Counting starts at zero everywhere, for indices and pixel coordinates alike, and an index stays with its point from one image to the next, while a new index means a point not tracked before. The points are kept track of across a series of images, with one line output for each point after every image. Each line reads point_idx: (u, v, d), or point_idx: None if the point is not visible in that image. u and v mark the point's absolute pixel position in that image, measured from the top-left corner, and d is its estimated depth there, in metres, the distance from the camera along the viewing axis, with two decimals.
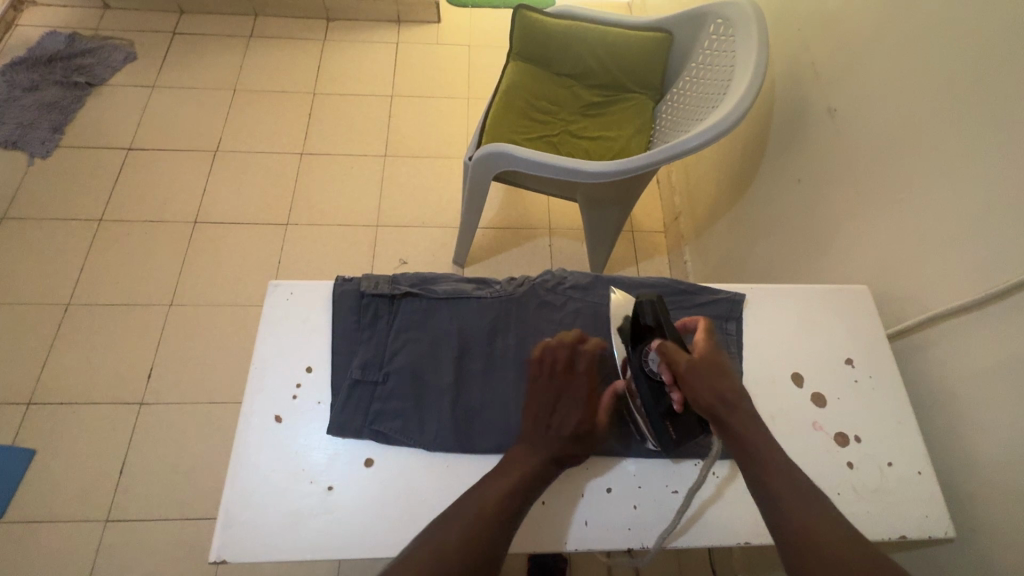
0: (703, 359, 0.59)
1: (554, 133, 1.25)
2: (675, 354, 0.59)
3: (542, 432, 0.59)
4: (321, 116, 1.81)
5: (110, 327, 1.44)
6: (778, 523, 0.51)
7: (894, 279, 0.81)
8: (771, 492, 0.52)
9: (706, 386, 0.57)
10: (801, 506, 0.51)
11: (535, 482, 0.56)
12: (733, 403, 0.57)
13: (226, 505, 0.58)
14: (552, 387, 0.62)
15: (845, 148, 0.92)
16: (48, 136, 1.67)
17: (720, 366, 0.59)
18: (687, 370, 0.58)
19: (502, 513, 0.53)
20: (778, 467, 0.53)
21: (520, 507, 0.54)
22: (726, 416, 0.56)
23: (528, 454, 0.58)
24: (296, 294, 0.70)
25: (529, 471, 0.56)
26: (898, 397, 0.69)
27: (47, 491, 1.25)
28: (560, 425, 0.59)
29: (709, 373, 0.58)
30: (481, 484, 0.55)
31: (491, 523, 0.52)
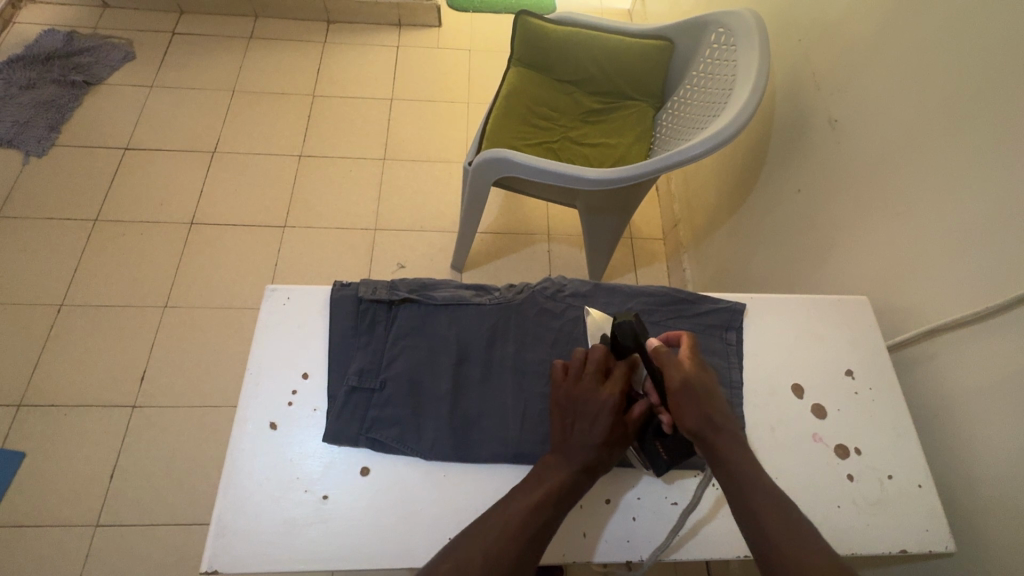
0: (697, 375, 0.58)
1: (554, 139, 1.25)
2: (669, 370, 0.57)
3: (574, 443, 0.56)
4: (320, 118, 1.80)
5: (104, 327, 1.42)
6: (767, 554, 0.49)
7: (893, 291, 0.81)
8: (754, 518, 0.52)
9: (694, 407, 0.56)
10: (788, 535, 0.50)
11: (567, 496, 0.54)
12: (718, 425, 0.56)
13: (219, 514, 0.57)
14: (581, 394, 0.58)
15: (845, 159, 0.92)
16: (45, 135, 1.66)
17: (708, 386, 0.58)
18: (680, 387, 0.57)
19: (528, 534, 0.51)
20: (764, 493, 0.53)
21: (549, 526, 0.52)
22: (713, 439, 0.55)
23: (557, 466, 0.55)
24: (293, 299, 0.69)
25: (555, 485, 0.54)
26: (898, 409, 0.69)
27: (37, 495, 1.23)
28: (594, 435, 0.56)
29: (701, 392, 0.57)
30: (506, 503, 0.53)
31: (517, 545, 0.50)
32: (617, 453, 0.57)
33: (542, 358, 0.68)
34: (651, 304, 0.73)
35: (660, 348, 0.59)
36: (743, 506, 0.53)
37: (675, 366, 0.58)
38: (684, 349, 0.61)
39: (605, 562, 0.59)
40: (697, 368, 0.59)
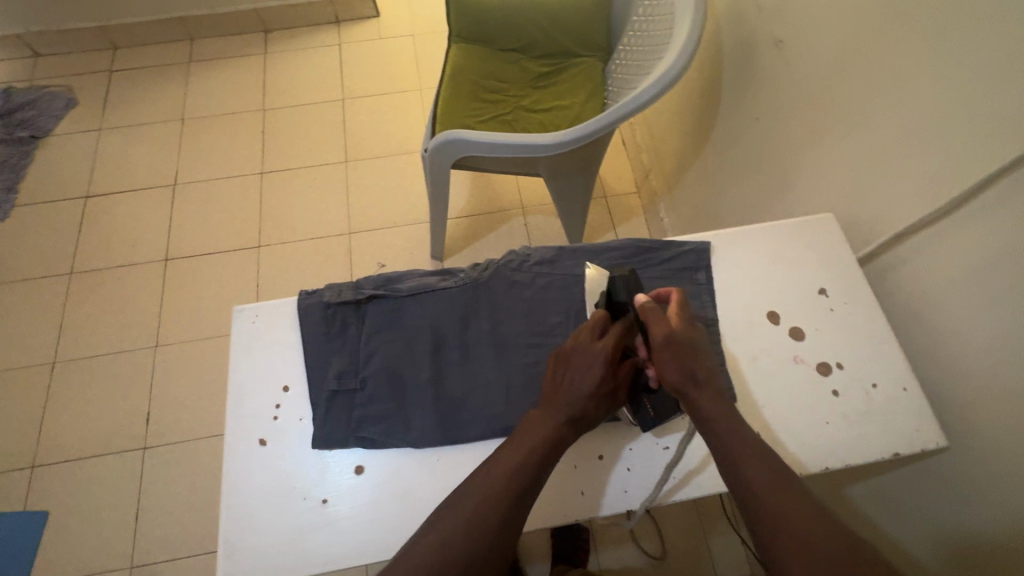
0: (683, 330, 0.58)
1: (507, 111, 1.22)
2: (653, 325, 0.58)
3: (568, 398, 0.56)
4: (275, 131, 1.78)
5: (100, 377, 1.43)
6: (750, 506, 0.50)
7: (858, 201, 0.81)
8: (739, 468, 0.52)
9: (677, 362, 0.56)
10: (770, 487, 0.50)
11: (556, 452, 0.55)
12: (699, 381, 0.56)
13: (225, 536, 0.58)
14: (583, 355, 0.58)
15: (797, 78, 0.91)
16: (4, 197, 1.64)
17: (696, 340, 0.58)
18: (664, 342, 0.56)
19: (511, 494, 0.51)
20: (743, 441, 0.53)
21: (536, 483, 0.53)
22: (693, 394, 0.56)
23: (548, 422, 0.56)
24: (261, 316, 0.69)
25: (541, 442, 0.54)
26: (874, 319, 0.69)
27: (67, 549, 1.25)
28: (585, 389, 0.56)
29: (688, 345, 0.57)
30: (490, 466, 0.53)
31: (500, 507, 0.50)
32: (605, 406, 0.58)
33: (520, 331, 0.68)
34: (618, 258, 0.73)
35: (651, 304, 0.59)
36: (726, 458, 0.53)
37: (660, 321, 0.58)
38: (674, 305, 0.61)
39: (604, 515, 0.61)
40: (686, 323, 0.59)
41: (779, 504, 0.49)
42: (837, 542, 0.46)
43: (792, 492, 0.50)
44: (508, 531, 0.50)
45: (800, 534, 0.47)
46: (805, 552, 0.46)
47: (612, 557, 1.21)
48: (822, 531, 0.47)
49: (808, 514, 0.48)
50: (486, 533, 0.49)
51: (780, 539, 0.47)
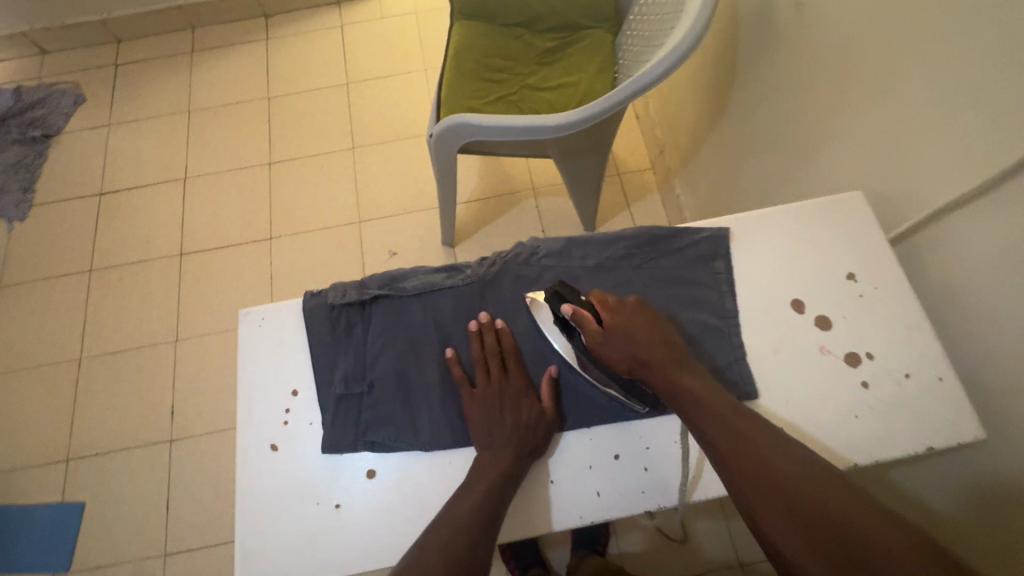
0: (608, 316, 0.61)
1: (513, 91, 1.16)
2: (585, 325, 0.60)
3: (495, 437, 0.59)
4: (280, 119, 1.75)
5: (125, 372, 1.46)
6: (751, 516, 0.49)
7: (886, 176, 0.76)
8: (728, 465, 0.52)
9: (621, 347, 0.59)
10: (768, 489, 0.49)
11: (508, 483, 0.56)
12: (645, 360, 0.58)
13: (242, 541, 0.58)
14: (492, 392, 0.62)
15: (819, 44, 0.85)
16: (22, 197, 1.66)
17: (630, 315, 0.61)
18: (596, 338, 0.60)
19: (480, 527, 0.52)
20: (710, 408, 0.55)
21: (499, 513, 0.54)
22: (648, 371, 0.58)
23: (494, 459, 0.57)
24: (267, 318, 0.68)
25: (497, 476, 0.56)
26: (906, 304, 0.65)
27: (104, 537, 1.30)
28: (512, 423, 0.59)
29: (625, 326, 0.60)
30: (454, 503, 0.54)
31: (471, 542, 0.51)
32: (543, 430, 0.60)
33: (529, 328, 0.66)
34: (631, 247, 0.70)
35: (575, 307, 0.61)
36: (722, 466, 0.52)
37: (589, 320, 0.60)
38: (595, 297, 0.64)
39: (623, 517, 0.59)
40: (614, 306, 0.62)
41: (778, 507, 0.48)
42: (843, 532, 0.45)
43: (790, 488, 0.49)
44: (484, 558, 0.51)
45: (805, 532, 0.46)
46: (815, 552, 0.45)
47: (633, 540, 1.21)
48: (828, 523, 0.46)
49: (808, 507, 0.47)
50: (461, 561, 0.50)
51: (789, 544, 0.47)
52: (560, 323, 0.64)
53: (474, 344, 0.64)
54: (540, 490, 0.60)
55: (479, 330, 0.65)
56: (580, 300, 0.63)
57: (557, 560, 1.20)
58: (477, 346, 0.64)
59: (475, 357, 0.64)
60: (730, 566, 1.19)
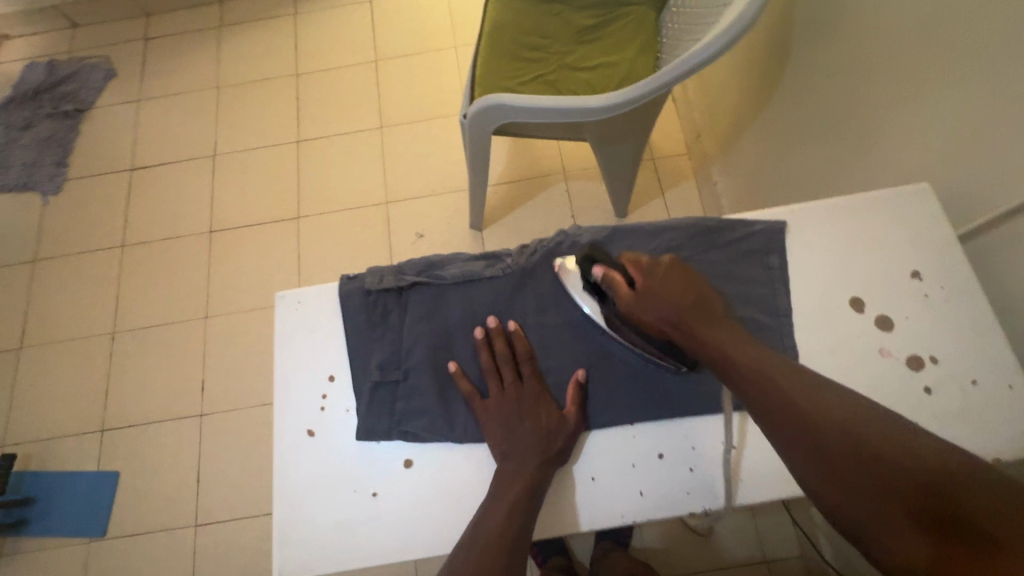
0: (646, 281, 0.59)
1: (549, 70, 1.12)
2: (617, 287, 0.59)
3: (513, 448, 0.57)
4: (308, 97, 1.73)
5: (156, 347, 1.48)
6: (795, 472, 0.48)
7: (958, 168, 0.70)
8: (730, 371, 0.53)
9: (656, 307, 0.57)
10: (811, 448, 0.48)
11: (534, 494, 0.55)
12: (681, 324, 0.56)
13: (279, 525, 0.58)
14: (507, 402, 0.60)
15: (885, 23, 0.79)
16: (55, 171, 1.68)
17: (665, 276, 0.59)
18: (632, 303, 0.58)
19: (510, 542, 0.51)
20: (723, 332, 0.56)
21: (527, 525, 0.53)
22: (682, 327, 0.56)
23: (519, 469, 0.56)
24: (304, 301, 0.67)
25: (520, 489, 0.54)
26: (976, 306, 0.61)
27: (137, 507, 1.34)
28: (530, 432, 0.58)
29: (658, 287, 0.58)
30: (479, 520, 0.53)
31: (504, 561, 0.50)
32: (564, 436, 0.58)
33: (569, 321, 0.65)
34: (679, 239, 0.67)
35: (606, 270, 0.60)
36: (727, 379, 0.54)
37: (620, 283, 0.59)
38: (629, 260, 0.61)
39: (667, 517, 0.58)
40: (646, 268, 0.60)
41: (823, 468, 0.46)
42: (890, 479, 0.44)
43: (834, 443, 0.47)
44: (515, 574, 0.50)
45: (814, 440, 0.47)
46: (862, 504, 0.44)
47: (656, 532, 1.20)
48: (874, 473, 0.44)
49: (852, 460, 0.45)
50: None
51: (835, 499, 0.46)
52: (591, 287, 0.62)
53: (482, 353, 0.62)
54: (581, 487, 0.59)
55: (486, 338, 0.63)
56: (612, 261, 0.61)
57: (580, 548, 1.19)
58: (487, 354, 0.62)
59: (485, 365, 0.62)
60: (756, 562, 1.17)
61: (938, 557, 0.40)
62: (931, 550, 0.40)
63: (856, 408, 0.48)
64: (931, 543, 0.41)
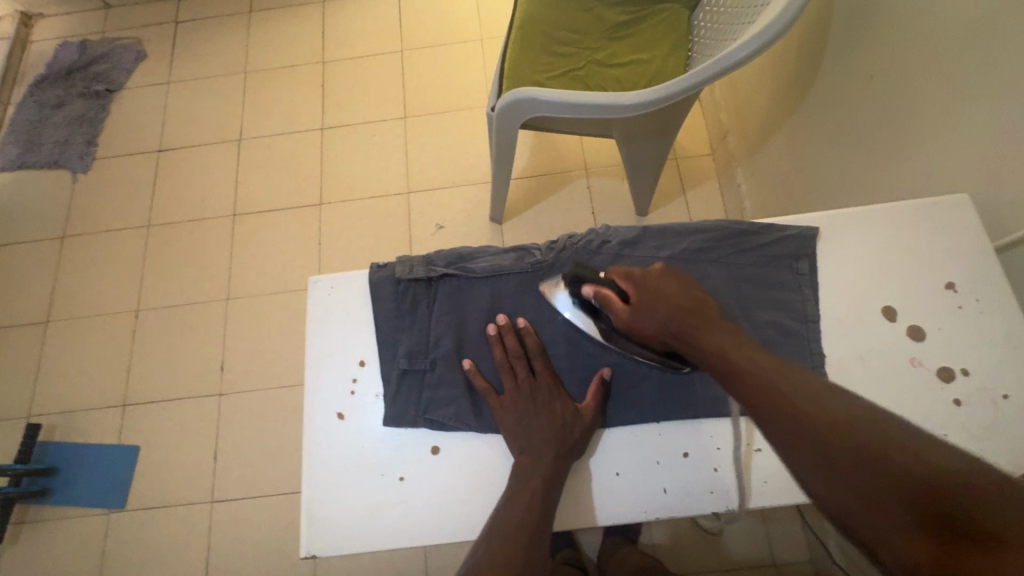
0: (637, 290, 0.58)
1: (579, 66, 1.12)
2: (609, 303, 0.59)
3: (528, 443, 0.58)
4: (334, 85, 1.74)
5: (178, 326, 1.51)
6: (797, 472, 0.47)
7: (1000, 179, 0.69)
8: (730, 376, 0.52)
9: (653, 317, 0.57)
10: (810, 443, 0.46)
11: (553, 487, 0.56)
12: (678, 330, 0.55)
13: (308, 504, 0.59)
14: (520, 397, 0.60)
15: (928, 31, 0.78)
16: (85, 150, 1.71)
17: (655, 283, 0.58)
18: (627, 317, 0.58)
19: (529, 534, 0.52)
20: (723, 335, 0.54)
21: (546, 517, 0.54)
22: (680, 333, 0.55)
23: (537, 464, 0.57)
24: (336, 287, 0.68)
25: (540, 482, 0.55)
26: (1011, 320, 0.60)
27: (157, 481, 1.37)
28: (545, 427, 0.58)
29: (652, 298, 0.57)
30: (499, 510, 0.55)
31: (524, 554, 0.52)
32: (580, 431, 0.59)
33: None
34: (710, 241, 0.67)
35: (595, 287, 0.60)
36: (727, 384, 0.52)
37: (612, 300, 0.58)
38: (618, 273, 0.61)
39: (688, 514, 0.59)
40: (635, 279, 0.59)
41: (827, 469, 0.44)
42: (893, 474, 0.42)
43: (831, 440, 0.45)
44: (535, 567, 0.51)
45: (818, 443, 0.45)
46: (865, 502, 0.42)
47: (666, 531, 1.20)
48: (872, 469, 0.43)
49: (854, 457, 0.44)
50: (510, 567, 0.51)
51: (839, 500, 0.44)
52: (582, 303, 0.62)
53: (496, 349, 0.63)
54: (605, 481, 0.59)
55: (498, 334, 0.63)
56: (600, 278, 0.61)
57: (589, 543, 1.20)
58: (499, 350, 0.63)
59: (499, 361, 0.62)
60: (766, 567, 1.17)
61: (940, 552, 0.38)
62: (931, 549, 0.38)
63: (855, 404, 0.47)
64: (936, 544, 0.38)
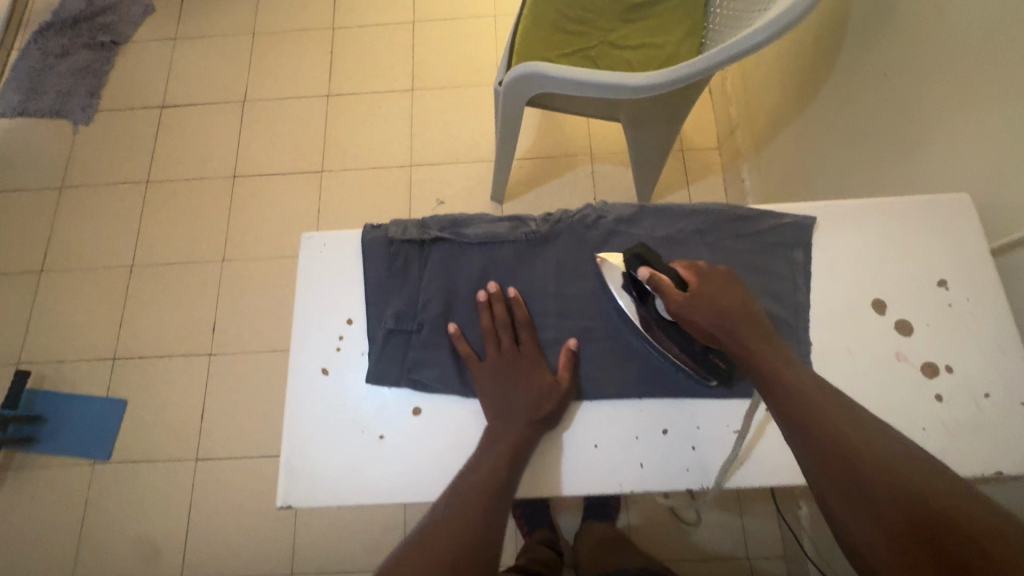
0: (697, 282, 0.57)
1: (591, 46, 1.10)
2: (669, 292, 0.57)
3: (504, 408, 0.58)
4: (343, 52, 1.72)
5: (172, 285, 1.51)
6: (823, 500, 0.47)
7: (1007, 183, 0.68)
8: (779, 397, 0.52)
9: (709, 312, 0.55)
10: (847, 476, 0.46)
11: (520, 454, 0.56)
12: (732, 329, 0.55)
13: (286, 457, 0.60)
14: (501, 364, 0.61)
15: (946, 30, 0.76)
16: (88, 102, 1.69)
17: (717, 283, 0.57)
18: (685, 303, 0.56)
19: (492, 492, 0.52)
20: (774, 348, 0.54)
21: (508, 483, 0.54)
22: (733, 334, 0.55)
23: (508, 432, 0.57)
24: (328, 245, 0.67)
25: (506, 449, 0.55)
26: (1000, 321, 0.60)
27: (142, 436, 1.38)
28: (522, 395, 0.59)
29: (712, 295, 0.56)
30: (464, 473, 0.54)
31: (486, 511, 0.51)
32: (553, 403, 0.59)
33: (588, 293, 0.64)
34: (706, 224, 0.66)
35: (653, 271, 0.58)
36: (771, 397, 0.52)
37: (673, 290, 0.57)
38: (681, 266, 0.60)
39: (664, 491, 0.59)
40: (700, 275, 0.58)
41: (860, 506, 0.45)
42: (921, 516, 0.42)
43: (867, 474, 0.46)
44: (491, 532, 0.50)
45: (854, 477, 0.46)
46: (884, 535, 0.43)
47: (643, 517, 1.22)
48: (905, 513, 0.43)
49: (885, 496, 0.44)
50: (462, 525, 0.50)
51: (865, 536, 0.44)
52: (630, 285, 0.61)
53: (483, 315, 0.63)
54: (585, 453, 0.60)
55: (487, 301, 0.63)
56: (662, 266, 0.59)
57: (566, 525, 1.21)
58: (487, 316, 0.63)
59: (485, 327, 0.63)
60: (739, 559, 1.19)
61: None
62: None
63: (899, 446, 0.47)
64: None
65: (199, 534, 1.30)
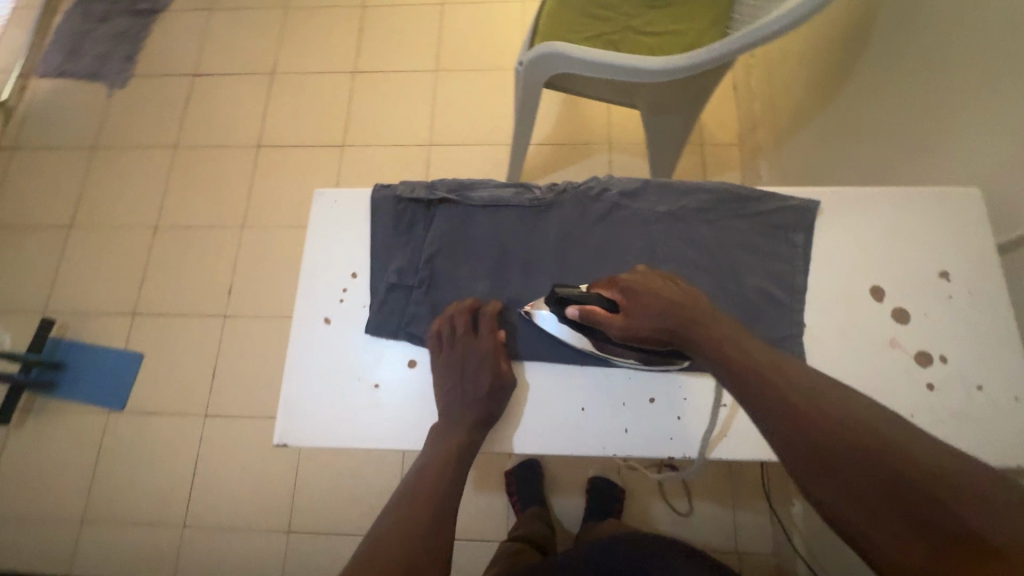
0: (624, 300, 0.57)
1: (613, 31, 1.10)
2: (603, 321, 0.57)
3: (451, 406, 0.59)
4: (371, 30, 1.75)
5: (193, 248, 1.55)
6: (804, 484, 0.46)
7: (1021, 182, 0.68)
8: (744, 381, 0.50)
9: (651, 321, 0.55)
10: (824, 457, 0.44)
11: (463, 456, 0.57)
12: (678, 328, 0.54)
13: (285, 398, 0.62)
14: (457, 356, 0.61)
15: (972, 25, 0.75)
16: (123, 66, 1.75)
17: (643, 286, 0.57)
18: (623, 325, 0.56)
19: (436, 508, 0.54)
20: (723, 326, 0.54)
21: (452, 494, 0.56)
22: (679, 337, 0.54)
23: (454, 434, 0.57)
24: (339, 201, 0.70)
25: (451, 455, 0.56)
26: (999, 314, 0.60)
27: (155, 390, 1.43)
28: (469, 392, 0.59)
29: (642, 305, 0.56)
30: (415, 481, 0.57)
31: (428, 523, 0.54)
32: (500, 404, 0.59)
33: (586, 263, 0.65)
34: (709, 202, 0.67)
35: (578, 307, 0.58)
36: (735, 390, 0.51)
37: (608, 319, 0.56)
38: (601, 287, 0.60)
39: (647, 457, 0.60)
40: (624, 288, 0.58)
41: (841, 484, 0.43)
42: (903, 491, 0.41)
43: (842, 449, 0.44)
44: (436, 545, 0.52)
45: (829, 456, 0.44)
46: (870, 514, 0.42)
47: (634, 504, 1.23)
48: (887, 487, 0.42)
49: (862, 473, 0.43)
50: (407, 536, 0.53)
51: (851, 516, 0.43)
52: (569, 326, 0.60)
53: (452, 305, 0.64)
54: (571, 414, 0.61)
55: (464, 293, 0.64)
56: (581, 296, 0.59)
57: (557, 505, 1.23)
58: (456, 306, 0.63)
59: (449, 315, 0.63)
60: (728, 553, 1.19)
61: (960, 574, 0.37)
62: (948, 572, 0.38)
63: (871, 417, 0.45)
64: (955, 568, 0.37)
65: (203, 487, 1.35)
